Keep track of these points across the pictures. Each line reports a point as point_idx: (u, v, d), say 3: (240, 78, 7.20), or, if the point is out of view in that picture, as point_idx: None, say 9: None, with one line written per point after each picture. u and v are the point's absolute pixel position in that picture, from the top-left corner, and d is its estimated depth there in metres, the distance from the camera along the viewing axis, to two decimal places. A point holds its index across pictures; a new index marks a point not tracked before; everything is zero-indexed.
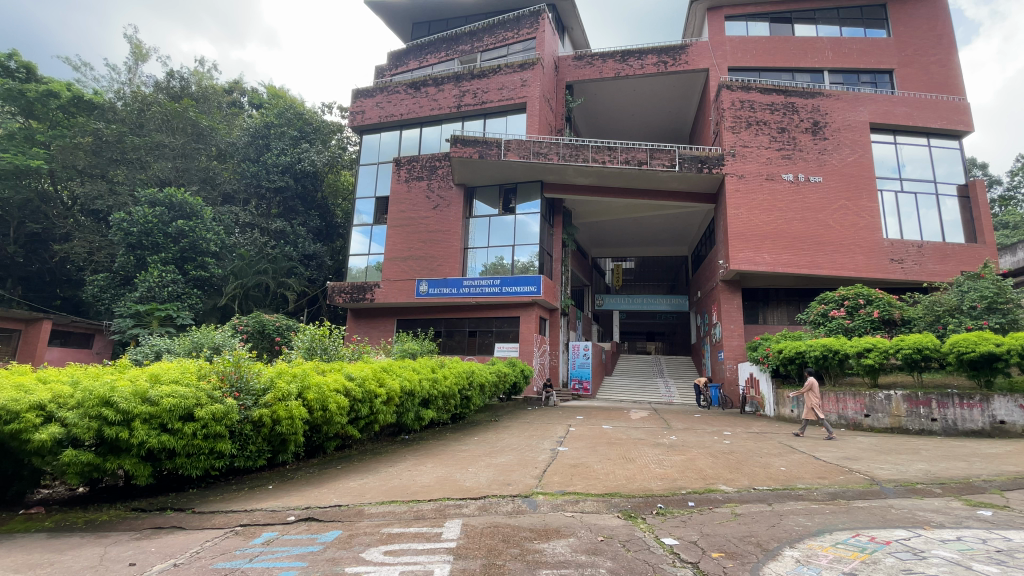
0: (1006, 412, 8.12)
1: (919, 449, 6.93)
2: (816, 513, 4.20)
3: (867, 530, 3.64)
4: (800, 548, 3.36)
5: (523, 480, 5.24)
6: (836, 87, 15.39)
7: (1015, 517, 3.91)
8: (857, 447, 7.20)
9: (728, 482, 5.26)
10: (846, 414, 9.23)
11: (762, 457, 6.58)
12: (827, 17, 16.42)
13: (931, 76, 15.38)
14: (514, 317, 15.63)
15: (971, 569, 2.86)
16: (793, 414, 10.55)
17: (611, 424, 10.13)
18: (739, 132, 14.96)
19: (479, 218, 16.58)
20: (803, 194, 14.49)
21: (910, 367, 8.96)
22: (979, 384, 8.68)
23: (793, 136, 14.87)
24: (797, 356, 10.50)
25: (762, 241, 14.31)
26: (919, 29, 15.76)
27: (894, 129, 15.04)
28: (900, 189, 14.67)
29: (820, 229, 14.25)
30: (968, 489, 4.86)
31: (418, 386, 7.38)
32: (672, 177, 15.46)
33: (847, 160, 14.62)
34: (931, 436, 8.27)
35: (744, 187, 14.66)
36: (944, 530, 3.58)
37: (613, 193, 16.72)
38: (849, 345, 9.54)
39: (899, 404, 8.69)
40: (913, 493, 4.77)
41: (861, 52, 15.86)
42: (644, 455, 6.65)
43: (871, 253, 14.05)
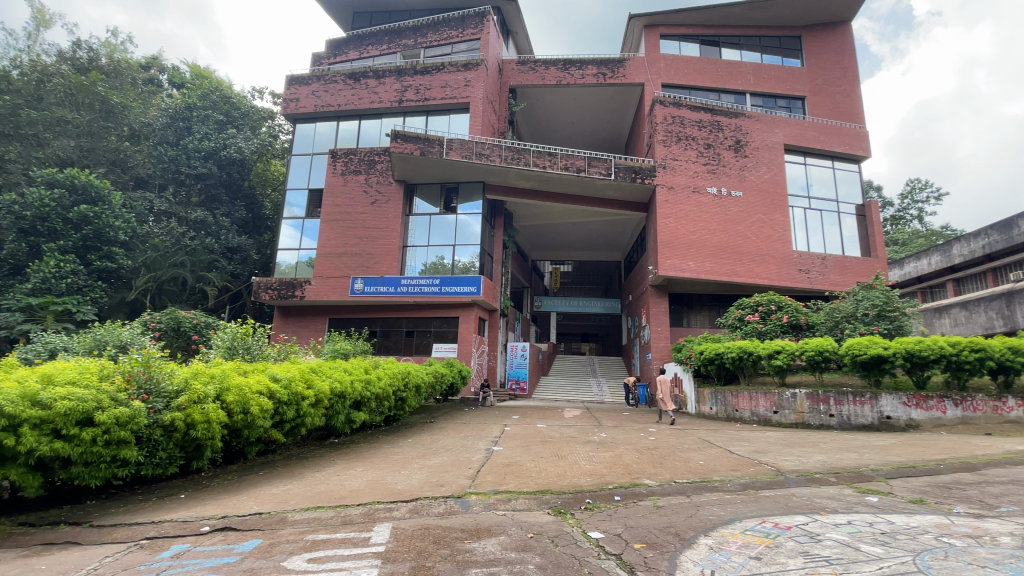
0: (892, 409, 9.06)
1: (817, 442, 7.67)
2: (728, 503, 4.54)
3: (772, 517, 3.99)
4: (713, 536, 3.62)
5: (456, 480, 5.24)
6: (756, 110, 16.68)
7: (895, 502, 4.43)
8: (765, 440, 7.85)
9: (651, 476, 5.56)
10: (758, 410, 10.11)
11: (683, 452, 7.00)
12: (750, 44, 17.80)
13: (836, 105, 17.07)
14: (452, 318, 15.49)
15: (858, 549, 3.20)
16: (712, 412, 11.29)
17: (546, 423, 10.35)
18: (669, 146, 15.81)
19: (420, 216, 16.32)
20: (724, 207, 15.56)
21: (812, 367, 9.86)
22: (869, 384, 9.71)
23: (718, 152, 15.93)
24: (716, 357, 11.29)
25: (689, 249, 15.19)
26: (828, 62, 17.43)
27: (805, 151, 16.52)
28: (808, 206, 16.16)
29: (740, 240, 15.38)
30: (858, 477, 5.44)
31: (350, 388, 7.14)
32: (608, 185, 16.09)
33: (764, 177, 15.89)
34: (829, 430, 9.11)
35: (673, 198, 15.50)
36: (838, 516, 4.00)
37: (552, 198, 17.10)
38: (762, 348, 10.38)
39: (802, 401, 9.58)
40: (811, 482, 5.28)
41: (779, 79, 17.28)
42: (575, 453, 6.87)
43: (782, 263, 15.37)
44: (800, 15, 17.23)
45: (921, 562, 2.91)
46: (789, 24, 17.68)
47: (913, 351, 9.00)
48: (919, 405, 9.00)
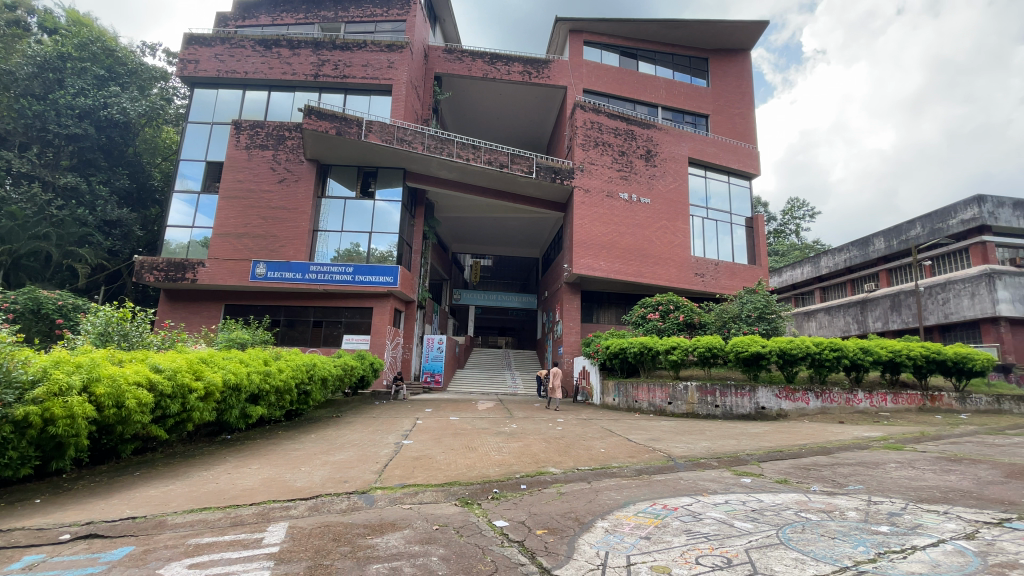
0: (766, 400, 10.24)
1: (703, 430, 8.48)
2: (624, 487, 4.90)
3: (661, 499, 4.37)
4: (609, 519, 3.88)
5: (360, 476, 5.10)
6: (666, 123, 17.89)
7: (765, 482, 5.04)
8: (660, 429, 8.53)
9: (556, 464, 5.83)
10: (655, 401, 10.93)
11: (586, 441, 7.40)
12: (664, 60, 19.03)
13: (734, 126, 18.82)
14: (366, 308, 14.92)
15: (733, 526, 3.59)
16: (615, 403, 12.03)
17: (458, 415, 10.38)
18: (587, 150, 16.46)
19: (333, 199, 15.51)
20: (634, 212, 16.55)
21: (703, 362, 10.85)
22: (749, 378, 10.89)
23: (631, 160, 16.89)
24: (621, 352, 12.04)
25: (600, 250, 15.97)
26: (729, 85, 19.15)
27: (706, 165, 18.03)
28: (706, 216, 17.68)
29: (647, 243, 16.47)
30: (736, 461, 6.11)
31: (246, 380, 6.64)
32: (529, 183, 16.45)
33: (670, 187, 17.13)
34: (714, 419, 10.07)
35: (589, 201, 16.19)
36: (717, 496, 4.47)
37: (474, 191, 17.11)
38: (661, 344, 11.22)
39: (693, 393, 10.46)
40: (696, 466, 5.85)
41: (687, 96, 18.66)
42: (485, 444, 6.98)
43: (682, 267, 16.71)
44: (708, 39, 18.72)
45: (783, 535, 3.31)
46: (698, 46, 19.14)
47: (785, 349, 10.25)
48: (788, 397, 10.27)
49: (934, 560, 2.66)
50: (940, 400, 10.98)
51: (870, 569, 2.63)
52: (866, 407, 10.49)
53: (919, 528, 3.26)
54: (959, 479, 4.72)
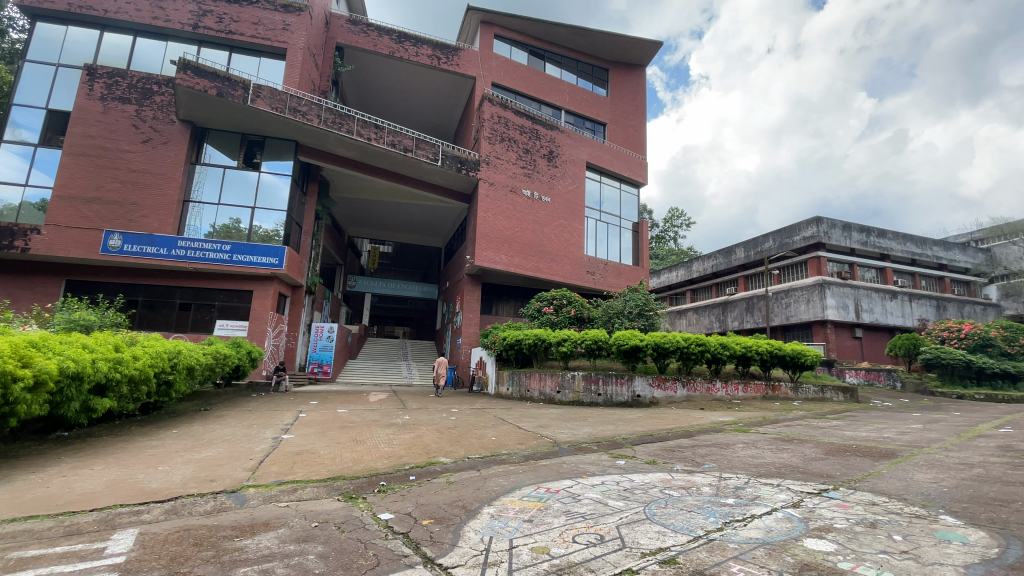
0: (642, 389, 11.25)
1: (587, 417, 9.07)
2: (511, 474, 5.10)
3: (545, 483, 4.63)
4: (495, 505, 4.02)
5: (230, 474, 4.69)
6: (568, 126, 18.67)
7: (637, 463, 5.56)
8: (548, 416, 8.97)
9: (446, 454, 5.87)
10: (545, 390, 11.46)
11: (477, 430, 7.55)
12: (568, 65, 19.81)
13: (628, 136, 20.24)
14: (245, 291, 13.59)
15: (607, 504, 3.92)
16: (508, 392, 12.39)
17: (346, 407, 9.94)
18: (493, 144, 16.61)
19: (210, 167, 13.87)
20: (535, 209, 17.07)
21: (589, 354, 11.60)
22: (628, 368, 11.85)
23: (534, 158, 17.38)
24: (516, 343, 12.41)
25: (502, 244, 16.22)
26: (624, 97, 20.53)
27: (602, 170, 19.16)
28: (599, 218, 18.81)
29: (545, 240, 17.10)
30: (612, 445, 6.64)
31: (89, 368, 5.73)
32: (433, 171, 16.21)
33: (568, 187, 17.94)
34: (596, 406, 10.82)
35: (493, 194, 16.35)
36: (595, 478, 4.85)
37: (375, 173, 16.40)
38: (553, 336, 11.79)
39: (579, 382, 11.15)
40: (578, 451, 6.26)
41: (588, 102, 19.63)
42: (374, 436, 6.78)
43: (576, 265, 17.64)
44: (609, 50, 19.87)
45: (649, 510, 3.69)
46: (599, 56, 20.22)
47: (659, 343, 11.33)
48: (660, 386, 11.38)
49: (766, 526, 3.14)
50: (780, 389, 12.88)
51: (718, 536, 3.03)
52: (722, 395, 11.99)
53: (757, 499, 3.84)
54: (790, 455, 5.62)
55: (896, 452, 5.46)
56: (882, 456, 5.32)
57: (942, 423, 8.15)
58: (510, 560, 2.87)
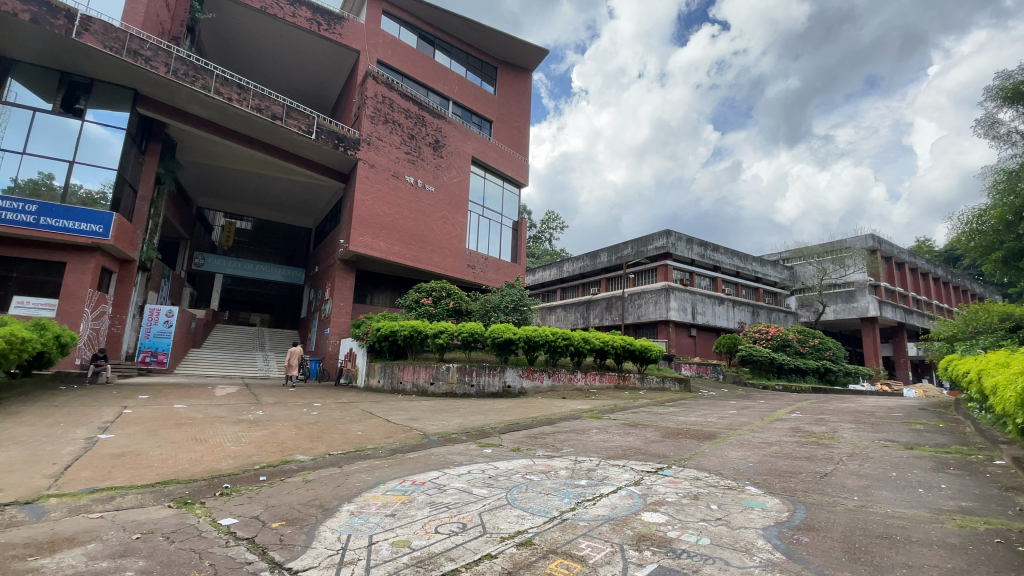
0: (512, 379, 11.70)
1: (458, 408, 9.16)
2: (376, 468, 4.95)
3: (410, 476, 4.58)
4: (356, 501, 3.86)
5: (24, 483, 3.83)
6: (455, 118, 18.54)
7: (503, 451, 5.78)
8: (419, 408, 8.86)
9: (305, 451, 5.48)
10: (417, 382, 11.28)
11: (342, 424, 7.17)
12: (458, 56, 19.65)
13: (512, 136, 20.78)
14: (54, 264, 11.14)
15: (471, 493, 4.01)
16: (379, 384, 11.99)
17: (186, 402, 8.70)
18: (376, 124, 15.85)
19: (13, 107, 11.08)
20: (417, 197, 16.65)
21: (464, 346, 11.72)
22: (501, 360, 12.22)
23: (419, 145, 16.96)
24: (390, 335, 12.01)
25: (380, 230, 15.54)
26: (510, 98, 21.06)
27: (487, 167, 19.39)
28: (481, 214, 18.99)
29: (427, 230, 16.79)
30: (481, 434, 6.80)
31: None
32: (307, 144, 14.98)
33: (453, 179, 17.83)
34: (469, 397, 10.98)
35: (373, 177, 15.60)
36: (461, 467, 4.92)
37: (236, 139, 14.61)
38: (429, 328, 11.67)
39: (453, 374, 11.19)
40: (447, 441, 6.29)
41: (476, 97, 19.68)
42: (219, 434, 6.05)
43: (456, 257, 17.61)
44: (498, 49, 20.17)
45: (510, 496, 3.86)
46: (489, 53, 20.41)
47: (530, 336, 11.90)
48: (529, 377, 11.96)
49: (612, 503, 3.49)
50: (629, 378, 14.38)
51: (570, 516, 3.29)
52: (582, 384, 13.02)
53: (607, 479, 4.25)
54: (634, 438, 6.31)
55: (715, 434, 6.44)
56: (706, 437, 6.23)
57: (751, 409, 9.83)
58: (369, 557, 2.78)
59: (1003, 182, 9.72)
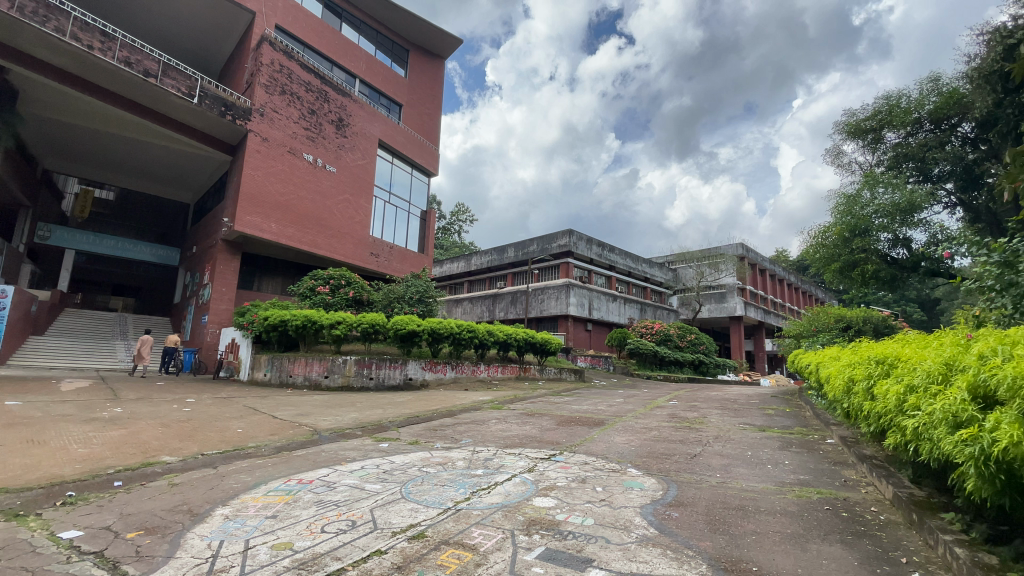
0: (414, 371, 11.45)
1: (354, 402, 8.80)
2: (256, 468, 4.57)
3: (296, 474, 4.29)
4: (231, 505, 3.53)
5: None
6: (361, 97, 17.60)
7: (400, 445, 5.64)
8: (310, 403, 8.35)
9: (172, 452, 4.89)
10: (310, 375, 10.62)
11: (219, 422, 6.51)
12: (367, 33, 18.68)
13: (421, 123, 20.25)
14: None
15: (363, 489, 3.86)
16: (266, 378, 11.14)
17: (19, 399, 7.33)
18: (271, 94, 14.54)
19: None
20: (317, 178, 15.58)
21: (364, 337, 11.21)
22: (402, 353, 11.90)
23: (320, 122, 15.86)
24: (280, 324, 11.15)
25: (271, 210, 14.31)
26: (421, 84, 20.51)
27: (394, 152, 18.68)
28: (386, 200, 18.28)
29: (326, 214, 15.78)
30: (377, 428, 6.57)
31: None
32: (188, 109, 13.34)
33: (357, 161, 16.94)
34: (366, 391, 10.55)
35: (265, 151, 14.31)
36: (353, 463, 4.70)
37: (97, 95, 12.52)
38: (325, 318, 11.00)
39: (351, 367, 10.66)
40: (339, 437, 5.99)
41: (386, 78, 18.85)
42: (62, 435, 5.18)
43: (358, 244, 16.79)
44: (411, 31, 19.52)
45: (405, 489, 3.78)
46: (400, 34, 19.67)
47: (434, 328, 11.72)
48: (431, 369, 11.80)
49: (506, 491, 3.57)
50: (529, 370, 14.80)
51: (464, 505, 3.30)
52: (484, 376, 13.14)
53: (503, 467, 4.33)
54: (531, 427, 6.51)
55: (604, 421, 6.86)
56: (595, 424, 6.62)
57: (636, 397, 10.67)
58: (244, 563, 2.55)
59: (843, 203, 11.47)
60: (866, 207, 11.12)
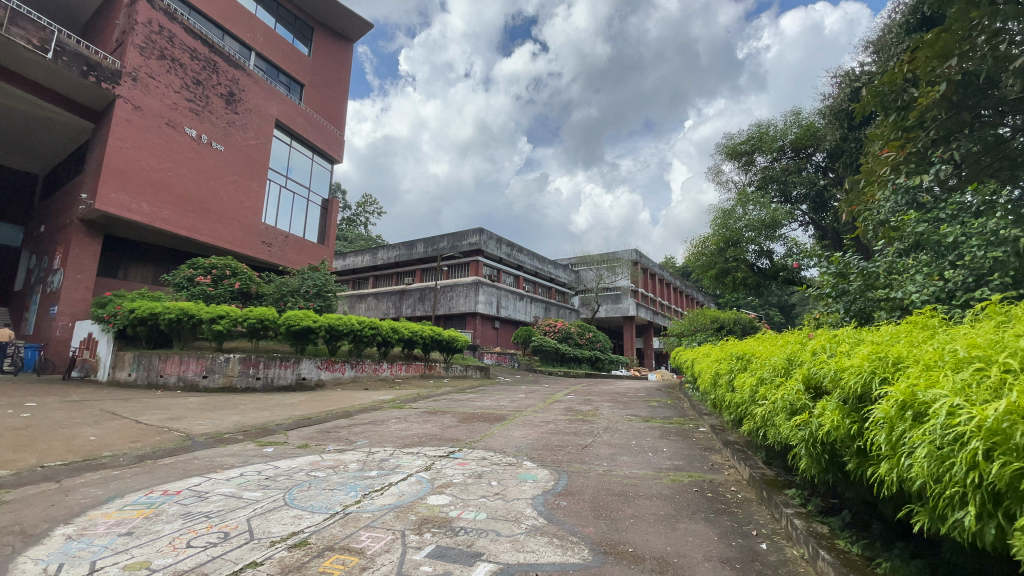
0: (308, 371, 10.74)
1: (237, 404, 8.07)
2: (113, 479, 4.00)
3: (161, 485, 3.82)
4: (76, 523, 3.05)
5: None
6: (256, 72, 16.17)
7: (287, 449, 5.26)
8: (184, 406, 7.51)
9: (2, 465, 4.12)
10: (186, 375, 9.54)
11: (66, 429, 5.60)
12: (266, 3, 17.22)
13: (325, 107, 19.10)
14: None
15: (240, 498, 3.53)
16: (131, 378, 9.87)
17: None
18: (147, 58, 12.82)
19: None
20: (200, 155, 14.02)
21: (251, 333, 10.30)
22: (296, 350, 11.12)
23: (206, 95, 14.30)
24: (150, 318, 9.92)
25: (143, 188, 12.61)
26: (326, 65, 19.36)
27: (292, 134, 17.42)
28: (283, 185, 16.98)
29: (211, 196, 14.28)
30: (262, 432, 6.07)
31: None
32: (38, 64, 11.29)
33: (249, 141, 15.53)
34: (253, 392, 9.70)
35: (138, 121, 12.57)
36: (231, 470, 4.30)
37: None
38: (205, 311, 9.94)
39: (234, 366, 9.72)
40: (217, 442, 5.44)
41: (287, 55, 17.52)
42: None
43: (248, 232, 15.42)
44: (317, 8, 18.36)
45: (288, 496, 3.53)
46: (305, 10, 18.40)
47: (332, 325, 11.11)
48: (328, 368, 11.15)
49: (400, 491, 3.49)
50: (434, 368, 14.59)
51: (353, 509, 3.16)
52: (386, 375, 12.71)
53: (398, 467, 4.22)
54: (430, 425, 6.43)
55: (504, 417, 6.99)
56: (495, 420, 6.72)
57: (536, 393, 11.00)
58: None
59: (720, 217, 12.80)
60: (738, 222, 12.51)
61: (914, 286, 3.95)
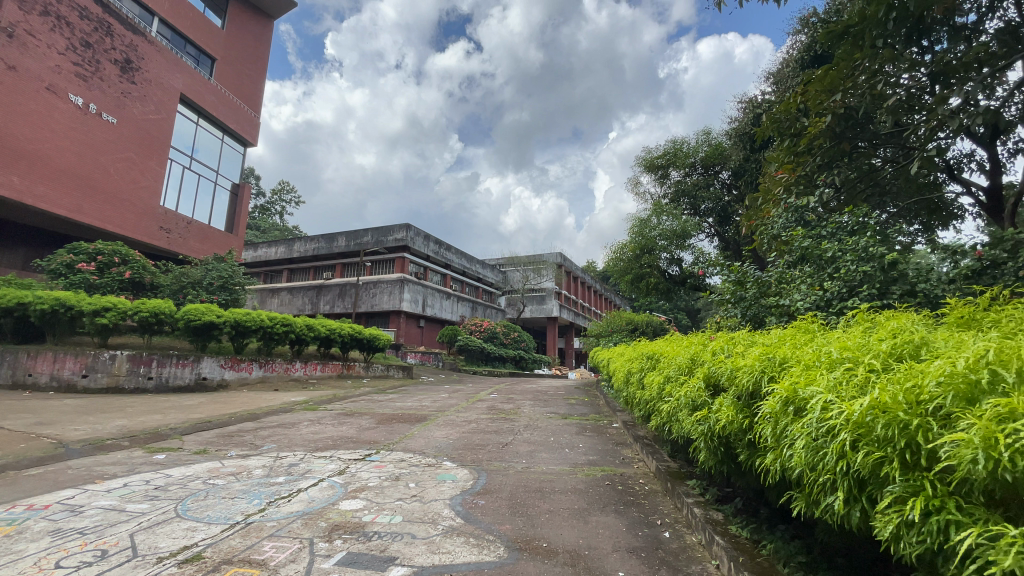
0: (209, 370, 9.87)
1: (122, 407, 7.22)
2: None
3: (24, 500, 3.32)
4: None
5: None
6: (159, 39, 14.64)
7: (182, 455, 4.80)
8: (58, 410, 6.61)
9: None
10: (61, 374, 8.39)
11: None
12: None
13: (239, 85, 17.71)
14: None
15: (123, 511, 3.16)
16: None
17: None
18: (25, 12, 11.14)
19: None
20: (87, 127, 12.42)
21: (142, 328, 9.27)
22: (196, 348, 10.17)
23: (98, 60, 12.69)
24: (16, 309, 8.63)
25: (12, 159, 10.91)
26: (241, 41, 17.96)
27: (200, 111, 15.95)
28: (186, 166, 15.50)
29: (99, 174, 12.70)
30: (153, 437, 5.49)
31: None
32: None
33: (148, 115, 14.01)
34: (143, 393, 8.74)
35: (12, 83, 10.82)
36: (113, 481, 3.83)
37: None
38: (86, 303, 8.81)
39: (120, 364, 8.67)
40: (98, 450, 4.84)
41: (196, 24, 16.02)
42: None
43: (142, 215, 13.91)
44: None
45: (181, 507, 3.21)
46: None
47: (239, 321, 10.31)
48: (233, 367, 10.32)
49: (309, 497, 3.31)
50: (352, 367, 13.99)
51: (256, 518, 2.95)
52: (300, 375, 11.98)
53: (308, 472, 4.00)
54: (346, 427, 6.16)
55: (424, 417, 6.86)
56: (415, 420, 6.58)
57: (457, 392, 10.92)
58: None
59: (637, 225, 13.49)
60: (653, 230, 13.25)
61: (799, 295, 4.42)
